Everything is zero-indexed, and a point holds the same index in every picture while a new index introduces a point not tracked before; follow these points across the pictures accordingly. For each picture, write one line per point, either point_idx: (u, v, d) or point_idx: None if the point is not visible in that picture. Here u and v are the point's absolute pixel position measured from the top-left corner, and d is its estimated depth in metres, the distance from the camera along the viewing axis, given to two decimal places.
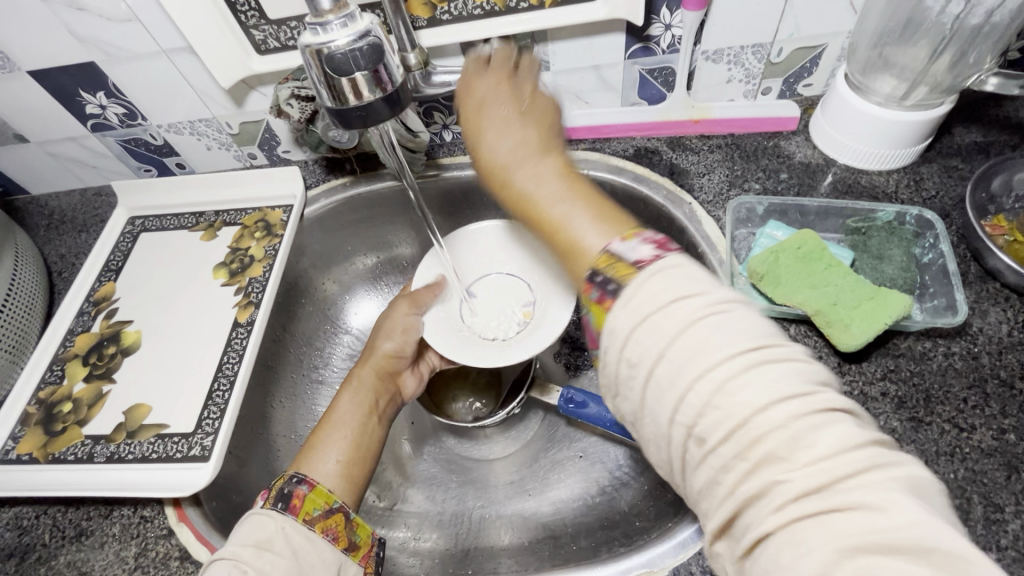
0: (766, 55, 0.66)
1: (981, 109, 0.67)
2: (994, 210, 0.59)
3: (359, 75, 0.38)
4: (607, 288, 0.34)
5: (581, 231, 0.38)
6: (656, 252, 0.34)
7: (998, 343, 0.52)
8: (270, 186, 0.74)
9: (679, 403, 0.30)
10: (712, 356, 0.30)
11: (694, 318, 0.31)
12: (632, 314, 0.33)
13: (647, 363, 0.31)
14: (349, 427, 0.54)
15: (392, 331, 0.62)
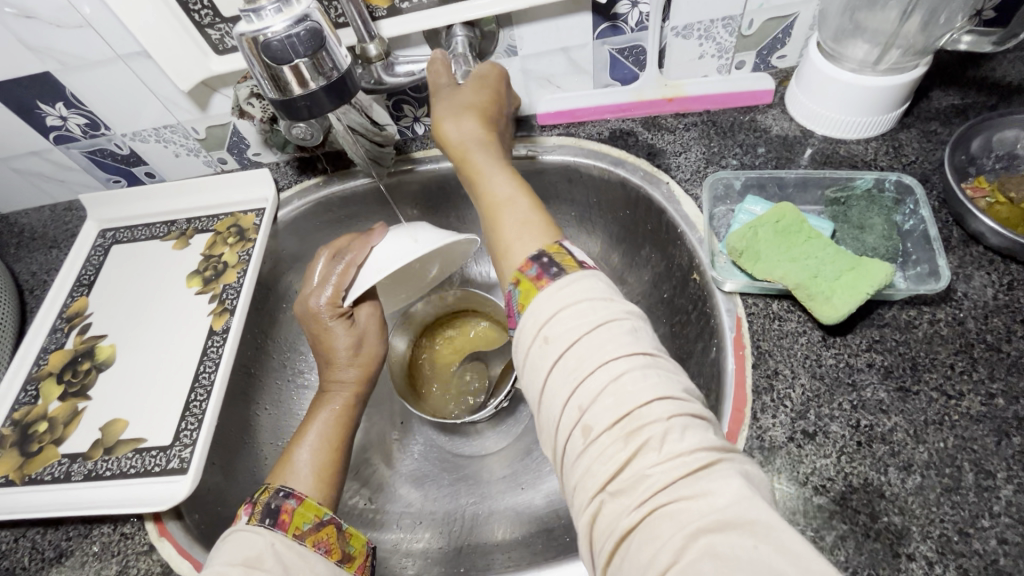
0: (737, 28, 0.65)
1: (958, 71, 0.66)
2: (975, 172, 0.58)
3: (301, 62, 0.38)
4: (547, 269, 0.43)
5: (522, 238, 0.47)
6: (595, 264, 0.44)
7: (984, 307, 0.51)
8: (242, 190, 0.73)
9: (577, 388, 0.37)
10: (615, 353, 0.37)
11: (608, 317, 0.39)
12: (558, 301, 0.40)
13: (557, 349, 0.38)
14: (327, 433, 0.54)
15: (358, 338, 0.58)
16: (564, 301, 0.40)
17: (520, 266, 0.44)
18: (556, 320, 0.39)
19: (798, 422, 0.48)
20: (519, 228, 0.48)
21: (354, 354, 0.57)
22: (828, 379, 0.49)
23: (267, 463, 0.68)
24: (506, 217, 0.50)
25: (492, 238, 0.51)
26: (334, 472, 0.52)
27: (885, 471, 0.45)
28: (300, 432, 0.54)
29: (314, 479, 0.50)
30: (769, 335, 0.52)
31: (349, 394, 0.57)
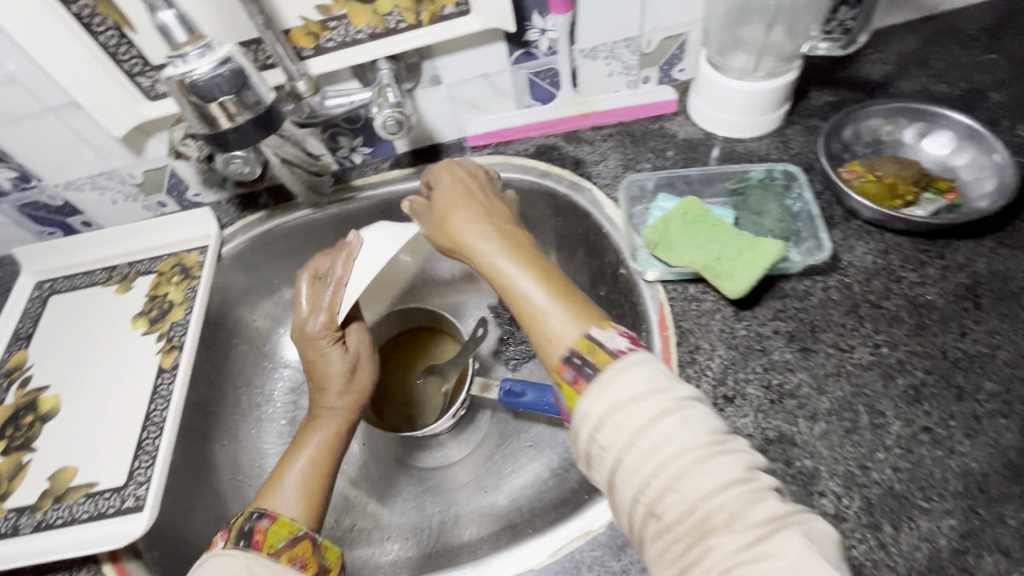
0: (638, 48, 0.73)
1: (829, 73, 0.76)
2: (850, 157, 0.66)
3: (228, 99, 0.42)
4: (585, 371, 0.41)
5: (553, 333, 0.45)
6: (629, 345, 0.42)
7: (866, 272, 0.58)
8: (185, 231, 0.74)
9: (641, 486, 0.37)
10: (674, 447, 0.37)
11: (658, 411, 0.38)
12: (604, 401, 0.39)
13: (613, 451, 0.38)
14: (314, 455, 0.55)
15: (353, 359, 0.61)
16: (609, 403, 0.39)
17: (556, 369, 0.43)
18: (607, 425, 0.39)
19: (720, 388, 0.53)
20: (553, 315, 0.46)
21: (347, 379, 0.60)
22: (742, 348, 0.55)
23: (227, 497, 0.68)
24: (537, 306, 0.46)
25: (526, 329, 0.47)
26: (318, 497, 0.52)
27: (796, 423, 0.50)
28: (291, 453, 0.55)
29: (301, 502, 0.51)
30: (689, 314, 0.58)
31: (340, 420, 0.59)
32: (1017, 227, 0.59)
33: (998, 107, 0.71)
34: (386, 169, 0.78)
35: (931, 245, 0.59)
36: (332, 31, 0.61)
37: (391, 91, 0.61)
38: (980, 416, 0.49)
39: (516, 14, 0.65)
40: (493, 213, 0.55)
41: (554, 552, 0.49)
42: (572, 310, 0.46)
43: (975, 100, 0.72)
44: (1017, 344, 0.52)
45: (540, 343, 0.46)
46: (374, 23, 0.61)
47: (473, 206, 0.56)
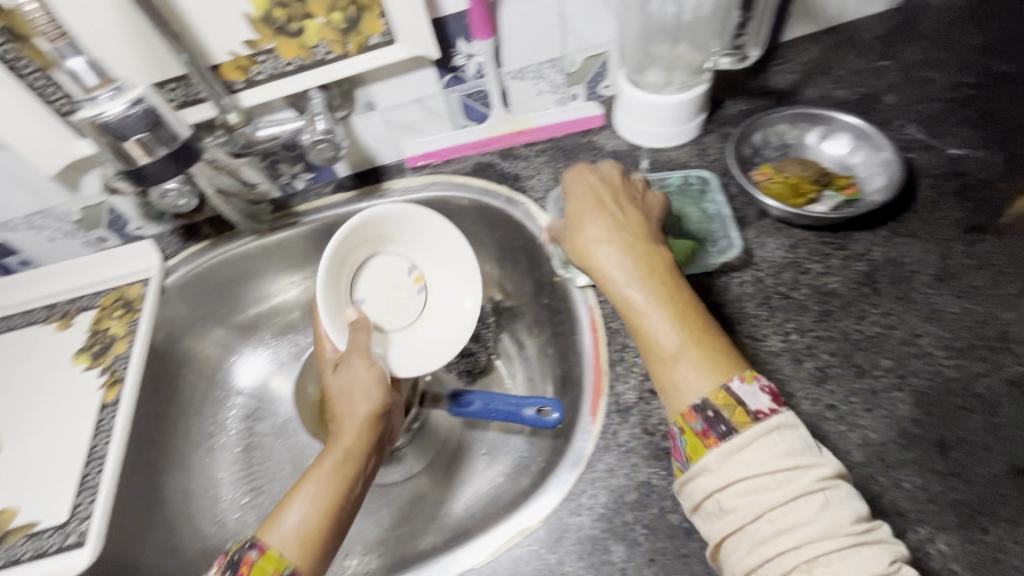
0: (562, 68, 0.77)
1: (742, 84, 0.82)
2: (761, 160, 0.71)
3: (141, 136, 0.46)
4: (721, 425, 0.45)
5: (689, 382, 0.48)
6: (772, 406, 0.45)
7: (777, 265, 0.63)
8: (126, 264, 0.74)
9: (766, 559, 0.40)
10: (807, 530, 0.39)
11: (798, 491, 0.41)
12: (741, 467, 0.42)
13: (741, 518, 0.41)
14: (323, 491, 0.54)
15: (366, 390, 0.60)
16: (741, 472, 0.42)
17: (684, 414, 0.47)
18: (731, 489, 0.42)
19: (646, 382, 0.56)
20: (689, 362, 0.48)
21: (348, 411, 0.60)
22: None
23: (180, 529, 0.69)
24: (677, 352, 0.49)
25: (656, 370, 0.50)
26: (316, 541, 0.52)
27: None
28: (300, 482, 0.55)
29: (298, 542, 0.51)
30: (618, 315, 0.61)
31: (355, 457, 0.57)
32: (907, 217, 0.65)
33: (892, 109, 0.77)
34: (329, 194, 0.80)
35: (834, 237, 0.64)
36: (261, 64, 0.63)
37: (321, 119, 0.64)
38: (877, 390, 0.54)
39: (441, 41, 0.69)
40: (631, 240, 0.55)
41: (495, 551, 0.51)
42: (710, 361, 0.48)
43: (872, 104, 0.78)
44: (910, 323, 0.57)
45: (670, 388, 0.49)
46: (301, 55, 0.64)
47: (618, 228, 0.56)
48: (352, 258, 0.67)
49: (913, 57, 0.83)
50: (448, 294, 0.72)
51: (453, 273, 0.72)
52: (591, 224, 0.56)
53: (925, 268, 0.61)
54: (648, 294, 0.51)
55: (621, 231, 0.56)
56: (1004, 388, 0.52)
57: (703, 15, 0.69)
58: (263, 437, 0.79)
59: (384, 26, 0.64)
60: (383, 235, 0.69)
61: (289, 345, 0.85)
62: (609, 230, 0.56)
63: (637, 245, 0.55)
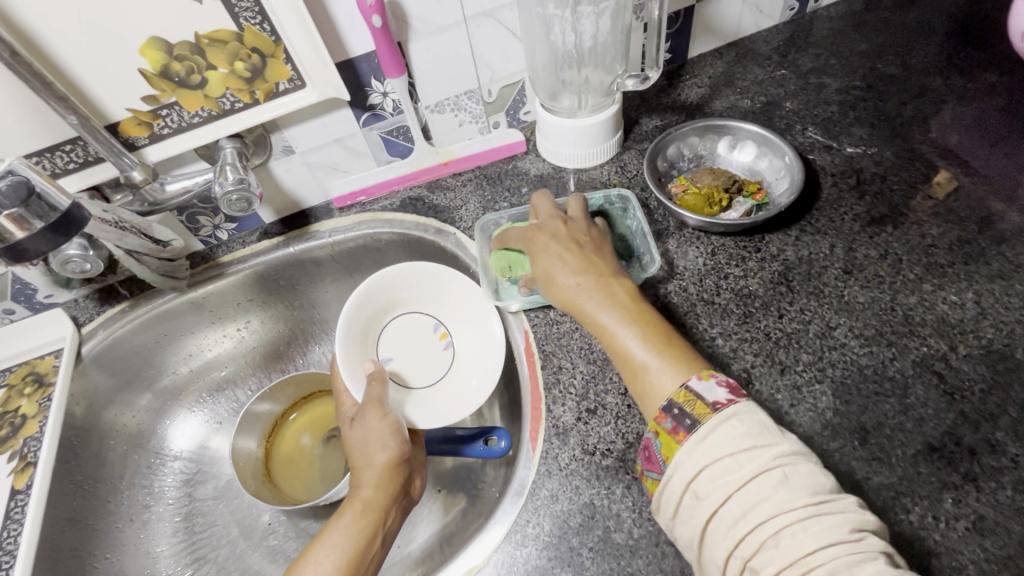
0: (480, 98, 0.78)
1: (655, 102, 0.86)
2: (677, 173, 0.75)
3: (13, 210, 0.45)
4: (685, 420, 0.45)
5: (659, 388, 0.48)
6: (729, 396, 0.45)
7: (699, 273, 0.65)
8: (37, 336, 0.71)
9: (739, 541, 0.40)
10: (773, 507, 0.40)
11: (758, 468, 0.41)
12: (705, 455, 0.43)
13: (711, 504, 0.41)
14: (344, 545, 0.51)
15: (384, 441, 0.58)
16: (707, 456, 0.43)
17: (655, 418, 0.47)
18: (701, 477, 0.42)
19: (583, 402, 0.57)
20: (656, 367, 0.49)
21: (372, 462, 0.57)
22: (600, 361, 0.59)
23: None
24: (644, 360, 0.50)
25: (632, 382, 0.51)
26: None
27: None
28: (321, 534, 0.53)
29: None
30: (551, 337, 0.62)
31: (379, 508, 0.54)
32: (814, 215, 0.68)
33: (792, 114, 0.82)
34: (254, 241, 0.78)
35: (750, 240, 0.67)
36: (165, 118, 0.62)
37: (230, 169, 0.62)
38: (800, 385, 0.56)
39: (354, 81, 0.69)
40: (592, 269, 0.57)
41: None
42: (674, 365, 0.49)
43: (774, 111, 0.83)
44: (824, 316, 0.60)
45: (644, 397, 0.50)
46: (208, 107, 0.63)
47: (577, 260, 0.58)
48: (375, 317, 0.70)
49: (807, 64, 0.88)
50: (472, 352, 0.70)
51: (480, 336, 0.70)
52: (546, 257, 0.59)
53: (834, 262, 0.64)
54: (612, 311, 0.53)
55: (575, 260, 0.58)
56: (911, 370, 0.56)
57: (601, 41, 0.72)
58: (205, 502, 0.75)
59: (291, 72, 0.63)
60: (405, 296, 0.72)
61: (226, 401, 0.81)
62: (567, 259, 0.58)
63: (595, 270, 0.57)
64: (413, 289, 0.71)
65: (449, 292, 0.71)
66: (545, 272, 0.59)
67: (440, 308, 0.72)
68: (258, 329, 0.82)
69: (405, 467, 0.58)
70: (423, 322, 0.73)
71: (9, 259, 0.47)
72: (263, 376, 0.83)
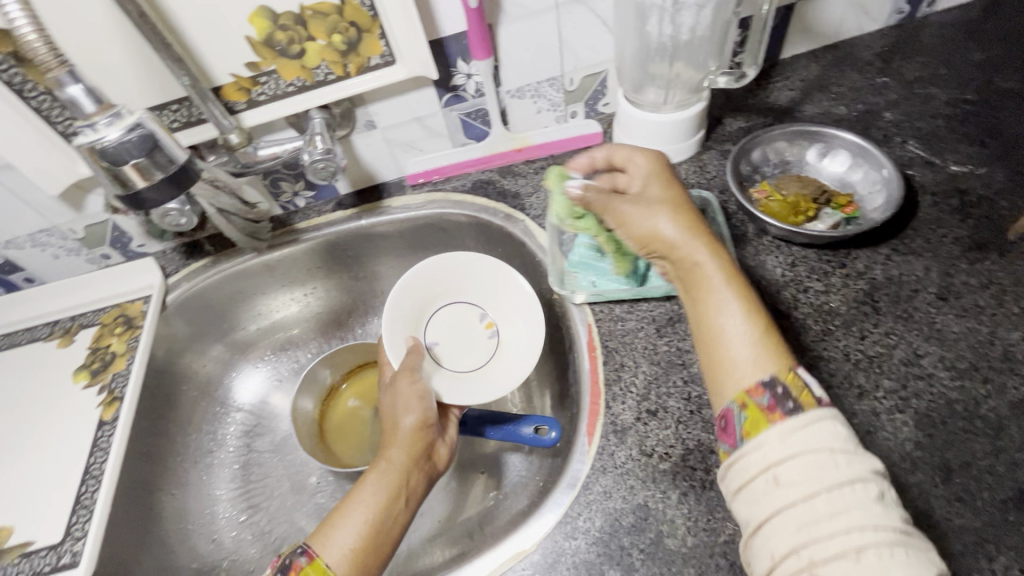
0: (561, 86, 0.77)
1: (741, 102, 0.82)
2: (760, 178, 0.71)
3: (138, 161, 0.48)
4: (784, 406, 0.41)
5: (751, 362, 0.43)
6: (829, 400, 0.42)
7: (776, 284, 0.62)
8: (129, 282, 0.76)
9: (811, 542, 0.36)
10: (863, 520, 0.36)
11: (855, 476, 0.37)
12: (798, 444, 0.39)
13: (789, 496, 0.37)
14: (375, 501, 0.52)
15: (408, 405, 0.60)
16: (802, 446, 0.39)
17: (748, 390, 0.42)
18: (791, 464, 0.38)
19: (643, 402, 0.56)
20: (757, 338, 0.44)
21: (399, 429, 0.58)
22: (663, 363, 0.58)
23: (176, 547, 0.69)
24: (745, 330, 0.44)
25: (714, 352, 0.45)
26: (371, 556, 0.49)
27: (712, 431, 0.53)
28: (352, 490, 0.53)
29: (349, 554, 0.48)
30: (614, 334, 0.61)
31: (406, 467, 0.55)
32: (907, 234, 0.64)
33: (892, 125, 0.77)
34: (330, 211, 0.81)
35: (834, 255, 0.64)
36: (263, 85, 0.64)
37: (320, 139, 0.64)
38: (880, 412, 0.53)
39: (440, 61, 0.70)
40: (700, 224, 0.49)
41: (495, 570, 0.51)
42: (775, 343, 0.44)
43: (871, 121, 0.78)
44: (911, 342, 0.57)
45: (730, 369, 0.44)
46: (302, 77, 0.65)
47: (682, 207, 0.51)
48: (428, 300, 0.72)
49: (913, 73, 0.82)
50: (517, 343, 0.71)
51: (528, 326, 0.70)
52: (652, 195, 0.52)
53: (927, 286, 0.60)
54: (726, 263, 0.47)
55: (681, 205, 0.51)
56: (1006, 410, 0.52)
57: (698, 34, 0.69)
58: (261, 454, 0.79)
59: (383, 48, 0.65)
60: (460, 282, 0.73)
61: (288, 361, 0.85)
62: (676, 205, 0.50)
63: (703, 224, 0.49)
64: (471, 276, 0.72)
65: (500, 280, 0.72)
66: (645, 209, 0.51)
67: (491, 300, 0.73)
68: (324, 296, 0.86)
69: (432, 432, 0.59)
70: (472, 309, 0.74)
71: (130, 207, 0.51)
72: (324, 341, 0.86)
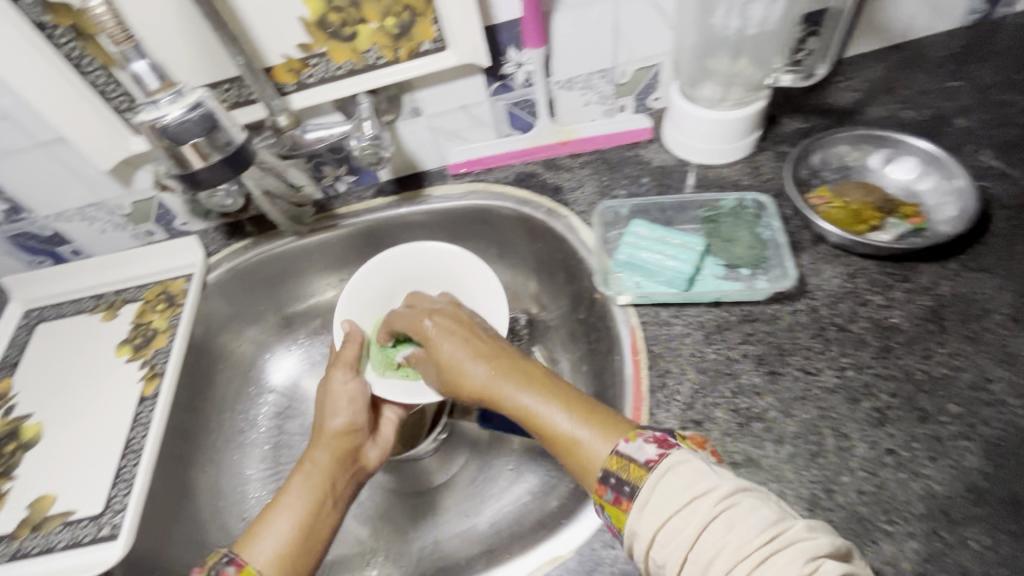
0: (612, 79, 0.75)
1: (800, 101, 0.78)
2: (818, 183, 0.68)
3: (198, 141, 0.48)
4: (621, 489, 0.41)
5: (591, 449, 0.45)
6: (658, 450, 0.42)
7: (833, 295, 0.59)
8: (171, 259, 0.76)
9: None
10: (730, 554, 0.36)
11: (704, 517, 0.37)
12: (652, 516, 0.39)
13: (672, 568, 0.38)
14: (299, 505, 0.53)
15: (339, 407, 0.60)
16: (655, 516, 0.39)
17: (594, 493, 0.43)
18: (659, 540, 0.39)
19: (689, 412, 0.54)
20: (577, 431, 0.46)
21: (331, 429, 0.59)
22: (711, 372, 0.56)
23: (208, 524, 0.69)
24: (571, 431, 0.46)
25: (563, 453, 0.47)
26: (296, 559, 0.51)
27: (762, 446, 0.51)
28: (273, 500, 0.54)
29: (274, 561, 0.50)
30: (660, 338, 0.59)
31: (332, 465, 0.57)
32: (979, 250, 0.60)
33: (963, 133, 0.72)
34: (370, 198, 0.80)
35: (897, 267, 0.60)
36: (313, 67, 0.63)
37: (368, 124, 0.63)
38: (943, 438, 0.50)
39: (492, 49, 0.68)
40: (501, 364, 0.53)
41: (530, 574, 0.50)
42: (605, 425, 0.46)
43: (940, 127, 0.73)
44: (980, 365, 0.53)
45: (577, 463, 0.45)
46: (353, 60, 0.64)
47: (478, 348, 0.55)
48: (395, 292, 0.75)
49: (987, 78, 0.77)
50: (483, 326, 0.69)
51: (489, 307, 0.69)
52: (445, 344, 0.56)
53: (999, 307, 0.56)
54: (533, 394, 0.49)
55: (474, 348, 0.55)
56: None
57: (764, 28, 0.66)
58: (291, 437, 0.79)
59: (435, 33, 0.63)
60: (428, 266, 0.75)
61: (321, 345, 0.85)
62: (471, 351, 0.55)
63: (504, 361, 0.53)
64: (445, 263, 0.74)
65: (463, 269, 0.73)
66: (450, 357, 0.55)
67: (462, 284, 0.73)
68: None
69: (363, 430, 0.61)
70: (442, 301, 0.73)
71: (188, 186, 0.50)
72: None
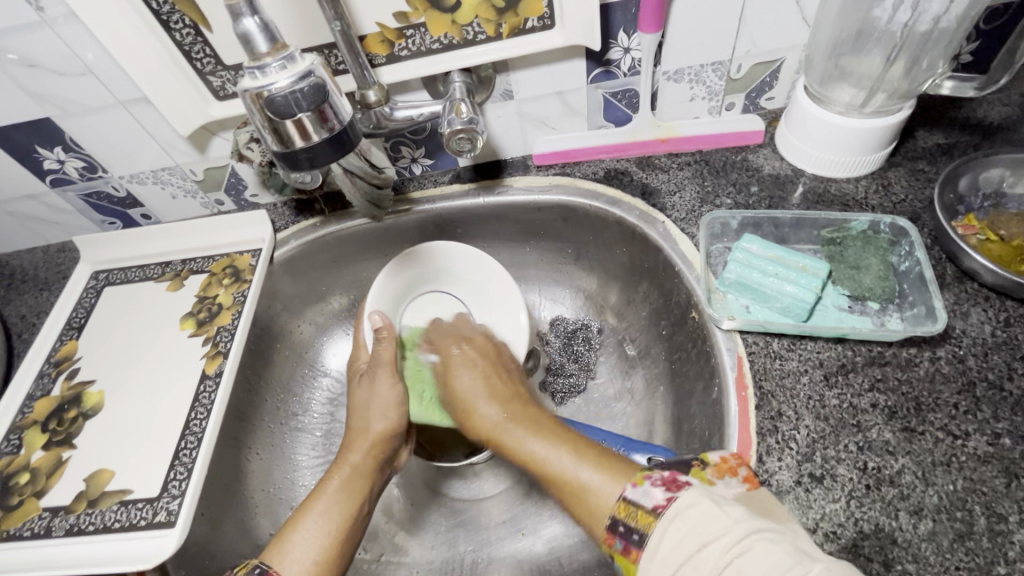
0: (726, 72, 0.67)
1: (940, 112, 0.69)
2: (964, 210, 0.59)
3: (303, 116, 0.43)
4: (631, 536, 0.40)
5: (594, 493, 0.43)
6: (668, 495, 0.40)
7: (983, 344, 0.51)
8: (238, 231, 0.73)
9: None
10: None
11: (713, 565, 0.35)
12: (662, 565, 0.38)
13: None
14: (332, 510, 0.52)
15: (384, 411, 0.59)
16: (667, 566, 0.37)
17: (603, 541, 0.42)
18: None
19: (805, 465, 0.47)
20: (587, 476, 0.44)
21: (369, 429, 0.58)
22: (833, 421, 0.49)
23: (258, 513, 0.67)
24: (581, 479, 0.44)
25: (569, 503, 0.45)
26: (334, 564, 0.50)
27: (895, 516, 0.44)
28: (311, 500, 0.53)
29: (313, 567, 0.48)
30: (771, 374, 0.52)
31: (368, 468, 0.57)
32: None
33: None
34: (446, 183, 0.75)
35: None
36: (408, 39, 0.58)
37: (464, 106, 0.57)
38: None
39: (601, 31, 0.61)
40: (513, 409, 0.54)
41: None
42: (609, 466, 0.45)
43: None
44: None
45: (585, 511, 0.43)
46: (451, 33, 0.58)
47: (490, 386, 0.58)
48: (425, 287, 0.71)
49: None
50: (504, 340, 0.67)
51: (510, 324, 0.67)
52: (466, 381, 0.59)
53: None
54: (548, 436, 0.50)
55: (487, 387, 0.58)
56: None
57: None
58: (344, 425, 0.76)
59: (545, 10, 0.57)
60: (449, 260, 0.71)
61: None
62: (487, 392, 0.57)
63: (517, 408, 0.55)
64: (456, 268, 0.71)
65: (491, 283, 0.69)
66: (466, 399, 0.58)
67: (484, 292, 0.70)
68: None
69: (401, 435, 0.61)
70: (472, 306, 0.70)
71: (284, 164, 0.46)
72: None
